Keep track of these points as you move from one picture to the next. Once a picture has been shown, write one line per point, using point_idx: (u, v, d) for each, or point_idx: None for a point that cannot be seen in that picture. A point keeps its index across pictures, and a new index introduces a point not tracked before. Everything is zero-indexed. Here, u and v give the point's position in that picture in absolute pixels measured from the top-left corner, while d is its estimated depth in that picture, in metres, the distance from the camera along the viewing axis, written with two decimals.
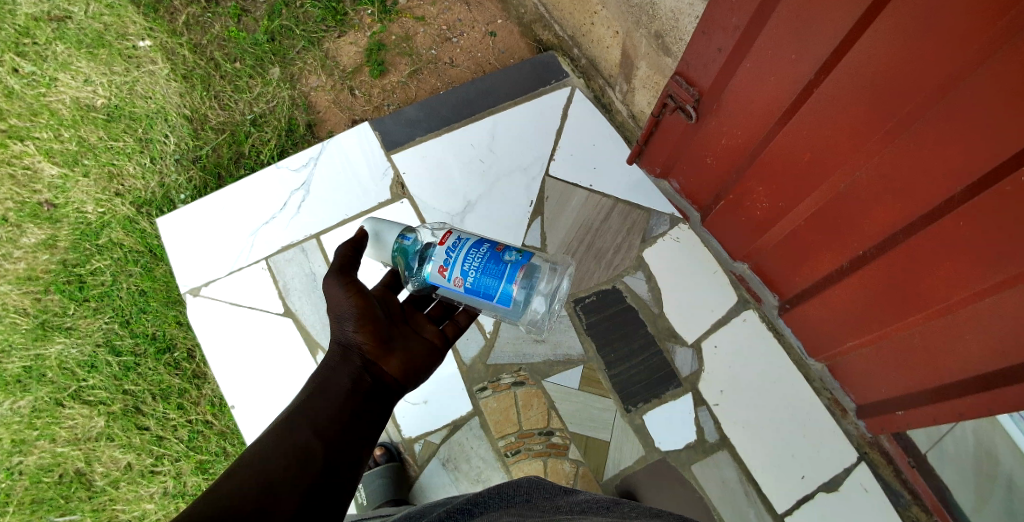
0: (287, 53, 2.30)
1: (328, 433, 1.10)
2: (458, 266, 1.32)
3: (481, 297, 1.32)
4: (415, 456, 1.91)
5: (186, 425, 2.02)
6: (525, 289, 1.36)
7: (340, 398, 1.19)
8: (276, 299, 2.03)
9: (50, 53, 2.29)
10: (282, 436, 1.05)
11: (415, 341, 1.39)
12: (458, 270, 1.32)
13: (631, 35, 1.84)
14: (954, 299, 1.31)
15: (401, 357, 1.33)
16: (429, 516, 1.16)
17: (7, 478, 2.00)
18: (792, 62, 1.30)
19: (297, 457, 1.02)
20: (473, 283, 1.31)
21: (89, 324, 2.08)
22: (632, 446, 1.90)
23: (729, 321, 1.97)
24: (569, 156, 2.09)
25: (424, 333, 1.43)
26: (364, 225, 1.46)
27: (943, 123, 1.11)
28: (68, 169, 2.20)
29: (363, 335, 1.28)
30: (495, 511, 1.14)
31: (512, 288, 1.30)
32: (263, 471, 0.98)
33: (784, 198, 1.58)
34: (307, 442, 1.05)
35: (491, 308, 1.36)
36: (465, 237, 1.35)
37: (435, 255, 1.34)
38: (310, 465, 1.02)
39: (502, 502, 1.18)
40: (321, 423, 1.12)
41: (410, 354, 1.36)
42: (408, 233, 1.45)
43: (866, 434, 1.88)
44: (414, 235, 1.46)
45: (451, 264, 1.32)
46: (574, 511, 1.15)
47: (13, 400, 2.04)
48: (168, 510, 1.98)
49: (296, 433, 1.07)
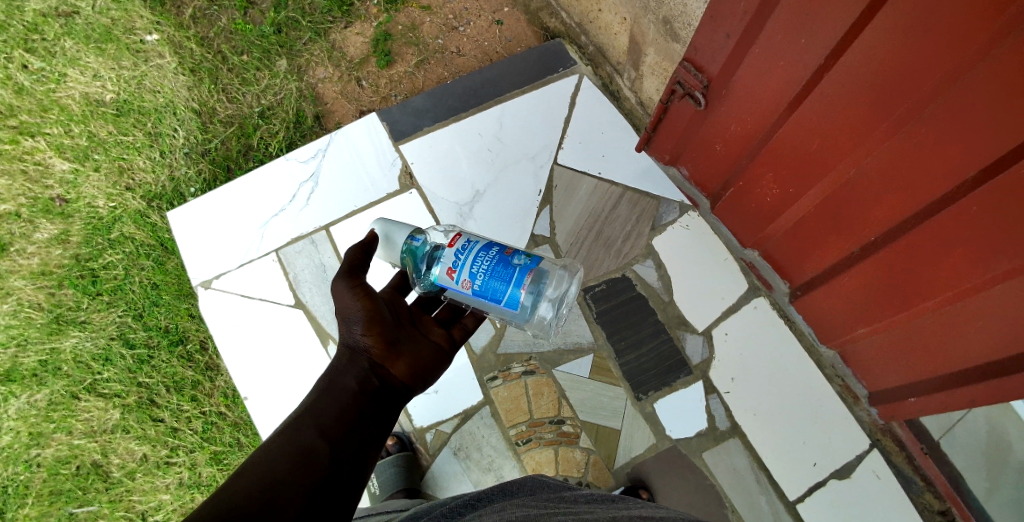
0: (293, 45, 2.30)
1: (334, 432, 1.10)
2: (466, 268, 1.32)
3: (489, 300, 1.32)
4: (427, 446, 1.92)
5: (200, 416, 2.04)
6: (533, 294, 1.36)
7: (347, 394, 1.19)
8: (287, 290, 2.04)
9: (59, 48, 2.30)
10: (287, 436, 1.06)
11: (422, 344, 1.39)
12: (467, 272, 1.32)
13: (639, 22, 1.83)
14: (962, 287, 1.30)
15: (409, 360, 1.33)
16: (432, 513, 1.18)
17: (25, 470, 2.03)
18: (802, 48, 1.28)
19: (302, 456, 1.03)
20: (481, 286, 1.31)
21: (103, 317, 2.10)
22: (643, 434, 1.90)
23: (740, 309, 1.96)
24: (578, 144, 2.08)
25: (431, 335, 1.44)
26: (374, 226, 1.44)
27: (952, 110, 1.09)
28: (79, 164, 2.21)
29: (370, 337, 1.28)
30: (499, 504, 1.15)
31: (518, 293, 1.29)
32: (269, 472, 0.98)
33: (793, 185, 1.57)
34: (312, 441, 1.05)
35: (499, 311, 1.36)
36: (475, 240, 1.35)
37: (444, 257, 1.34)
38: (316, 463, 1.03)
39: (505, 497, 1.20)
40: (326, 420, 1.12)
41: (418, 356, 1.36)
42: (417, 234, 1.46)
43: (878, 421, 1.87)
44: (422, 236, 1.47)
45: (460, 266, 1.32)
46: (578, 502, 1.15)
47: (29, 393, 2.07)
48: (184, 501, 2.00)
49: (302, 432, 1.07)
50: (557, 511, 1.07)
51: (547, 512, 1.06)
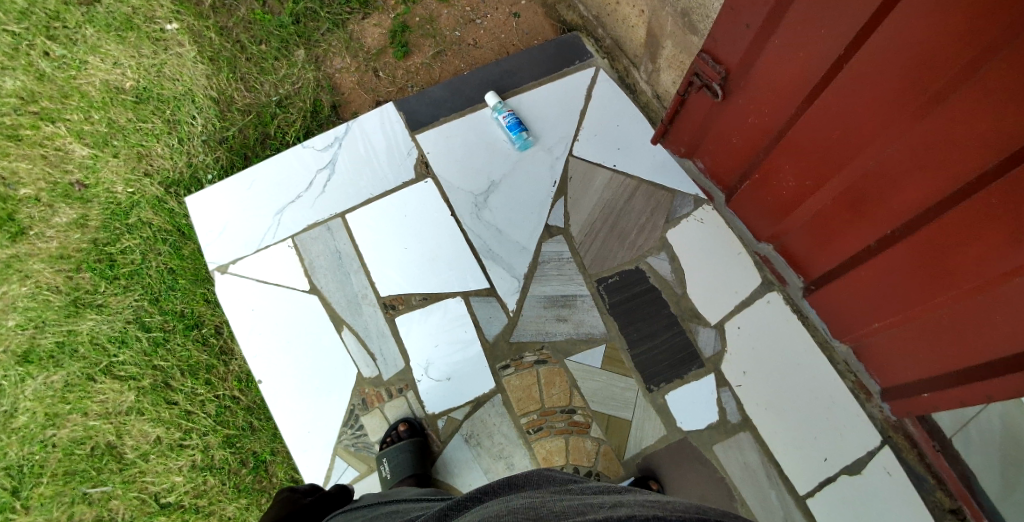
0: (311, 35, 2.32)
1: None
2: (508, 122, 2.05)
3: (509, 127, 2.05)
4: (438, 432, 1.93)
5: (214, 400, 2.07)
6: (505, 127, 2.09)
7: None
8: (302, 276, 2.06)
9: (80, 36, 2.34)
10: None
11: None
12: (507, 120, 2.05)
13: (657, 14, 1.84)
14: (985, 278, 1.28)
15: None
16: (431, 512, 1.19)
17: (40, 450, 2.06)
18: (821, 37, 1.28)
19: None
20: (508, 124, 2.05)
21: (120, 301, 2.13)
22: (654, 425, 1.90)
23: (753, 303, 1.96)
24: (593, 136, 2.09)
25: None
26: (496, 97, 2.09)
27: (976, 95, 1.09)
28: (98, 150, 2.24)
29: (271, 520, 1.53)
30: (503, 498, 1.15)
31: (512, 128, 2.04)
32: None
33: (812, 177, 1.56)
34: None
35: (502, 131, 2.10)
36: (506, 118, 2.05)
37: (507, 121, 2.05)
38: None
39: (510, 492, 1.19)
40: None
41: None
42: (500, 110, 2.07)
43: (890, 418, 1.87)
44: (500, 111, 2.07)
45: (509, 123, 2.05)
46: (584, 494, 1.14)
47: (47, 374, 2.10)
48: (196, 483, 2.03)
49: None
50: (563, 502, 1.07)
51: (549, 505, 1.05)
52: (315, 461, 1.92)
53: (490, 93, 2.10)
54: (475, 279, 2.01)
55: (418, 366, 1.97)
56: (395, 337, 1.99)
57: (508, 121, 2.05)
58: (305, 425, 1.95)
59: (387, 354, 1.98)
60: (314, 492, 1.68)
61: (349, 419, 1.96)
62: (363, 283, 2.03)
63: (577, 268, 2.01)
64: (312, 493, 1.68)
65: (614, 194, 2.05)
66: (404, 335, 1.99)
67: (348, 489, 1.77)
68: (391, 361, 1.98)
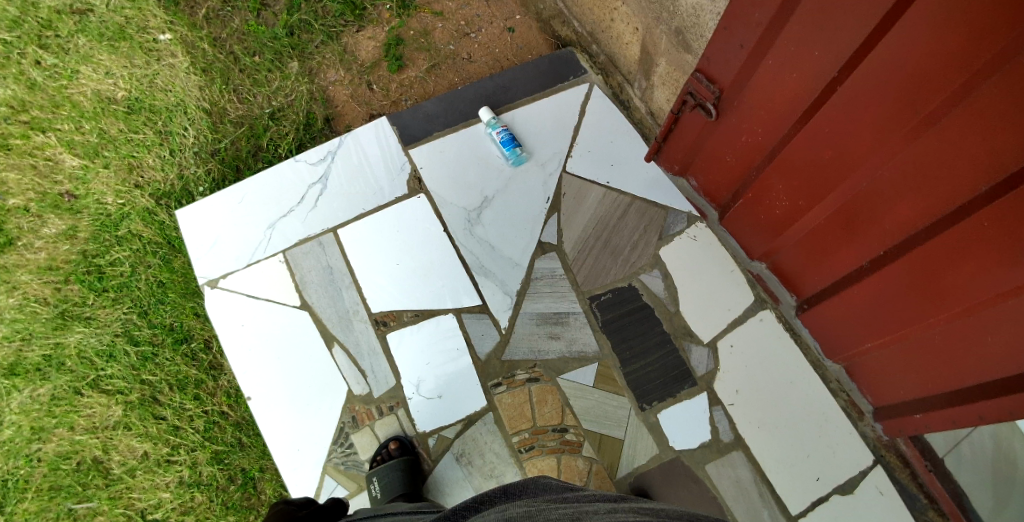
0: (305, 47, 2.31)
1: None
2: (502, 138, 2.04)
3: (503, 143, 2.04)
4: (429, 451, 1.91)
5: (202, 415, 2.04)
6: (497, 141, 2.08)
7: None
8: (292, 291, 2.04)
9: (73, 45, 2.32)
10: None
11: None
12: (501, 136, 2.04)
13: (652, 32, 1.84)
14: (978, 300, 1.28)
15: None
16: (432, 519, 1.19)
17: (26, 464, 2.03)
18: (815, 58, 1.28)
19: None
20: (502, 140, 2.04)
21: (109, 314, 2.11)
22: (646, 444, 1.89)
23: (746, 321, 1.96)
24: (587, 152, 2.09)
25: None
26: (490, 111, 2.09)
27: (967, 120, 1.09)
28: (89, 161, 2.22)
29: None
30: (500, 506, 1.17)
31: (507, 144, 2.04)
32: None
33: (803, 196, 1.55)
34: None
35: (495, 145, 2.10)
36: (501, 134, 2.04)
37: (500, 136, 2.04)
38: None
39: (508, 501, 1.20)
40: None
41: None
42: (493, 124, 2.07)
43: (883, 437, 1.87)
44: (495, 125, 2.06)
45: (502, 139, 2.04)
46: (580, 502, 1.16)
47: (33, 387, 2.08)
48: (184, 500, 2.00)
49: None
50: (558, 508, 1.09)
51: (549, 512, 1.06)
52: (305, 479, 1.91)
53: (485, 109, 2.09)
54: (468, 295, 2.00)
55: (409, 383, 1.95)
56: (387, 354, 1.98)
57: (501, 136, 2.04)
58: (295, 443, 1.93)
59: (378, 371, 1.96)
60: (308, 505, 1.69)
61: (339, 436, 1.94)
62: (354, 299, 2.02)
63: (570, 285, 2.00)
64: (306, 506, 1.69)
65: (608, 209, 2.05)
66: (396, 351, 1.97)
67: (343, 502, 1.76)
68: (382, 378, 1.96)
